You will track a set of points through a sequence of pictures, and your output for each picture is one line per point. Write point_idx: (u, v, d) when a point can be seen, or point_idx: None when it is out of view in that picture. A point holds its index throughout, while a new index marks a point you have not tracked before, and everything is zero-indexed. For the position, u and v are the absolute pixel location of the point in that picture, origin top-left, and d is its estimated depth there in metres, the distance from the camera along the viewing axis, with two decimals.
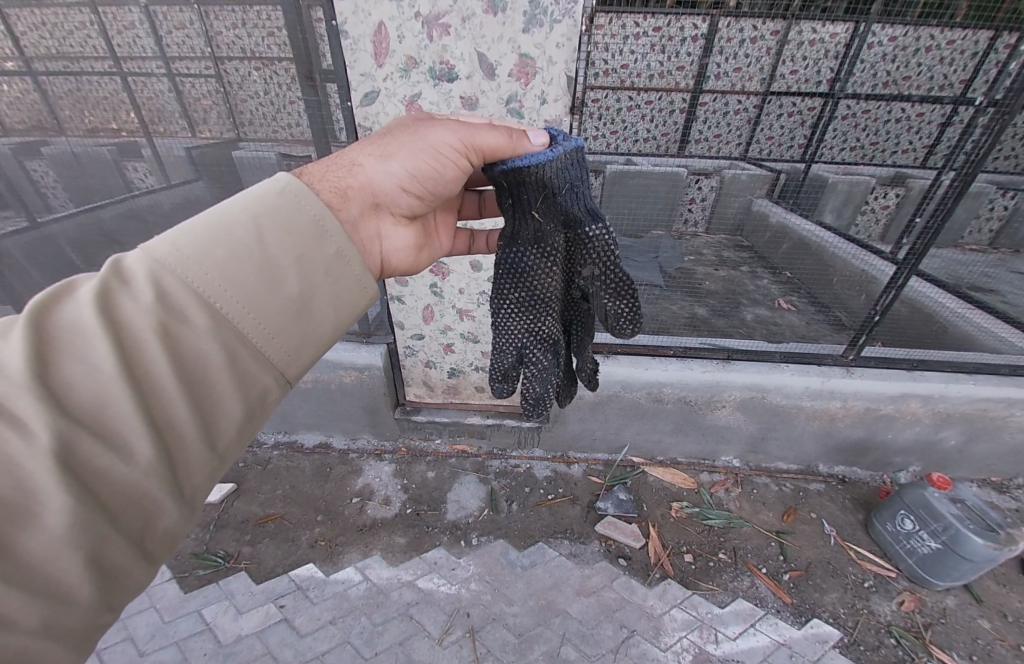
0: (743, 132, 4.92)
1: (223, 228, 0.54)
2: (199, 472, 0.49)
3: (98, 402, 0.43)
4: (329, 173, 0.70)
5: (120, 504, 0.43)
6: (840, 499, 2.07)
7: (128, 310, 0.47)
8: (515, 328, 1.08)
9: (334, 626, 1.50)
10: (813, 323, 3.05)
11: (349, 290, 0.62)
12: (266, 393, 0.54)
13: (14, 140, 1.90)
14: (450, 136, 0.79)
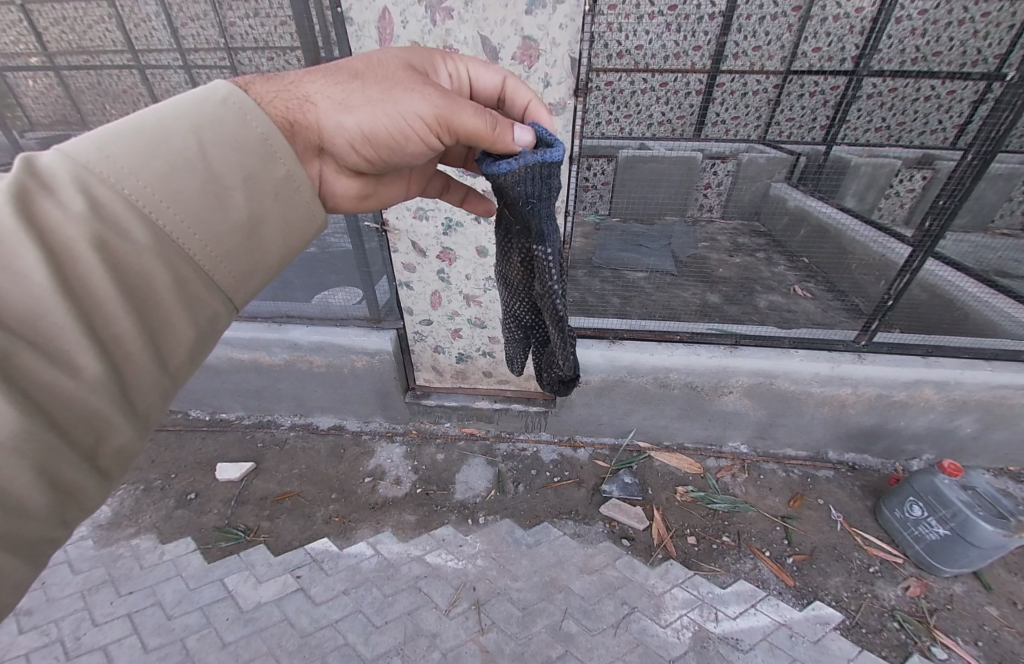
0: (762, 113, 4.77)
1: (162, 142, 0.52)
2: (148, 389, 0.51)
3: (34, 314, 0.41)
4: (280, 101, 0.67)
5: (70, 416, 0.44)
6: (850, 486, 2.06)
7: (55, 219, 0.45)
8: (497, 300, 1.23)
9: (346, 596, 1.58)
10: (829, 309, 2.99)
11: (298, 220, 0.63)
12: (213, 317, 0.56)
13: (41, 134, 1.90)
14: (423, 106, 0.75)
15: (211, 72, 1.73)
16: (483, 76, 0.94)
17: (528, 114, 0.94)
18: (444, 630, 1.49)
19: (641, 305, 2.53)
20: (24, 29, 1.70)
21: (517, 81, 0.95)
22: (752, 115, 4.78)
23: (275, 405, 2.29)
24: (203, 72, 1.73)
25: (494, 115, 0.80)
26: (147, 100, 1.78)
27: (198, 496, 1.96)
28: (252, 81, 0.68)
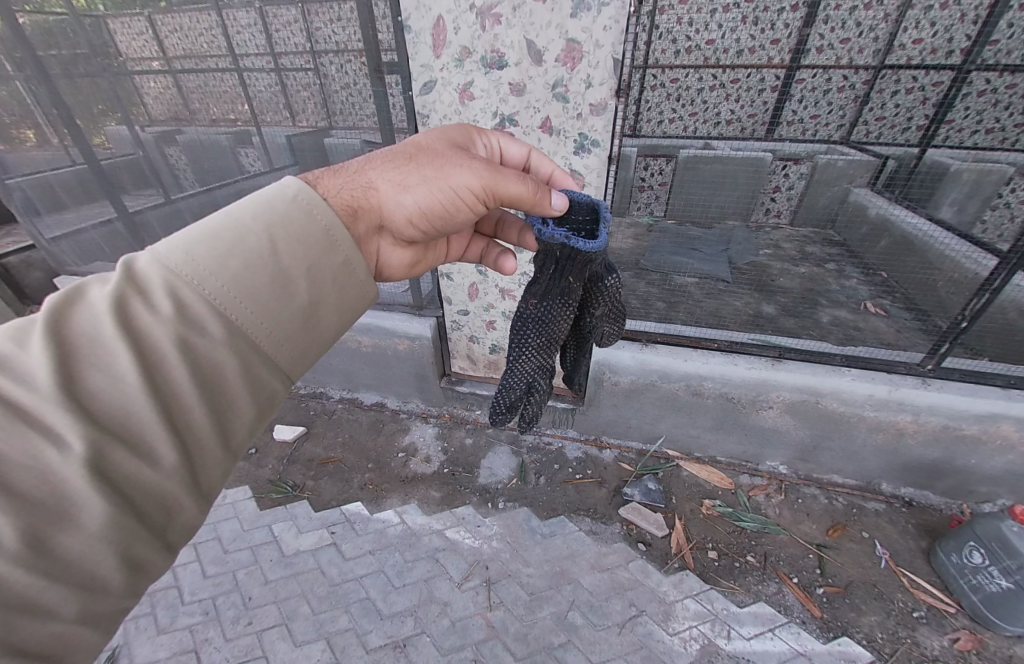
0: (847, 111, 4.37)
1: (238, 241, 0.59)
2: (212, 468, 0.54)
3: (124, 411, 0.48)
4: (347, 190, 0.76)
5: (147, 501, 0.48)
6: (902, 522, 1.89)
7: (147, 323, 0.52)
8: (528, 369, 1.21)
9: (372, 556, 1.74)
10: (905, 330, 2.71)
11: (352, 296, 0.68)
12: (273, 395, 0.60)
13: (156, 130, 2.20)
14: (472, 178, 0.86)
15: (297, 74, 1.84)
16: (511, 147, 1.05)
17: (554, 180, 1.10)
18: (455, 600, 1.59)
19: (685, 312, 2.46)
20: (149, 38, 1.93)
21: (539, 153, 1.09)
22: (834, 114, 4.42)
23: (326, 379, 2.52)
24: (290, 75, 1.85)
25: (534, 180, 0.93)
26: (243, 99, 2.00)
27: (257, 452, 2.22)
28: (322, 174, 0.77)
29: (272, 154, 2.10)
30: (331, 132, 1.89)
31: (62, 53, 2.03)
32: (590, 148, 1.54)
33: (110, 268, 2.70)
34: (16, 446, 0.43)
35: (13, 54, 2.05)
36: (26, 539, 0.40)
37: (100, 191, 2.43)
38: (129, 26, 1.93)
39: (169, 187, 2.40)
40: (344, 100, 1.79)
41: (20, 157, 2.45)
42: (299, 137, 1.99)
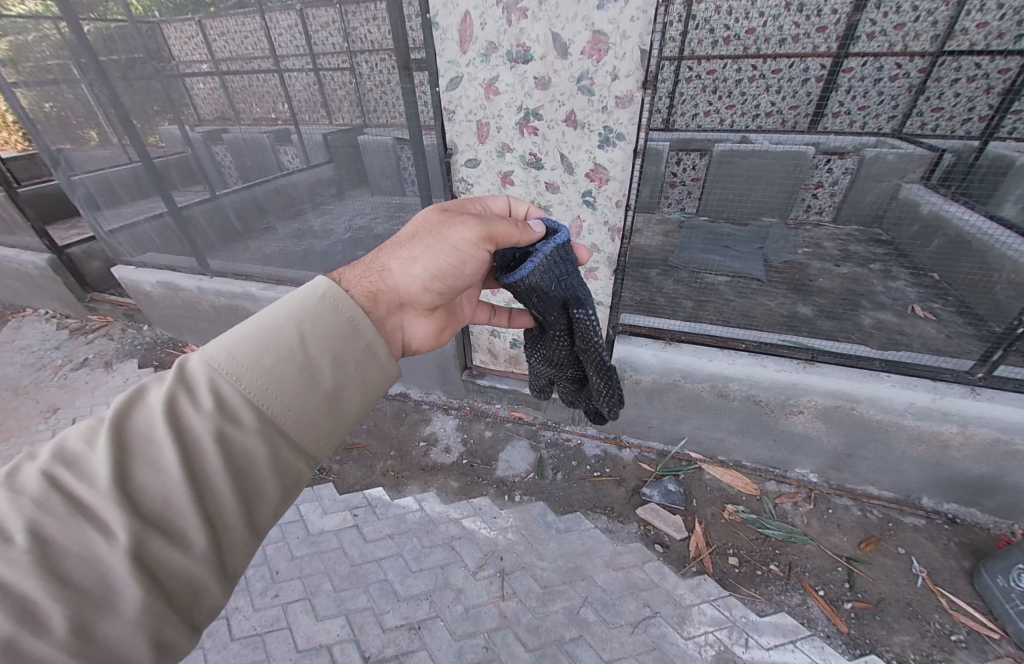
0: (900, 102, 4.11)
1: (270, 335, 0.63)
2: (240, 553, 0.54)
3: (166, 502, 0.51)
4: (365, 278, 0.81)
5: (180, 587, 0.49)
6: (943, 540, 1.77)
7: (189, 418, 0.56)
8: (539, 365, 1.30)
9: (391, 540, 1.79)
10: (957, 336, 2.53)
11: (373, 377, 0.70)
12: (298, 478, 0.61)
13: (204, 129, 2.31)
14: (468, 232, 0.91)
15: (336, 75, 1.82)
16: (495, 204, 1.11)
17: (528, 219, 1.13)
18: (469, 587, 1.63)
19: (713, 312, 2.40)
20: (200, 41, 2.03)
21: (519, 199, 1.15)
22: (885, 104, 4.17)
23: None
24: (330, 75, 1.84)
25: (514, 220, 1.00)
26: (283, 99, 2.04)
27: None
28: (342, 268, 0.83)
29: (309, 151, 2.14)
30: (365, 129, 1.87)
31: (119, 58, 2.18)
32: (615, 142, 1.52)
33: (159, 258, 2.88)
34: (73, 538, 0.46)
35: (78, 59, 2.22)
36: (72, 625, 0.42)
37: (151, 186, 2.60)
38: (181, 31, 2.04)
39: (215, 185, 2.53)
40: (380, 98, 1.75)
41: (84, 155, 2.65)
42: (336, 135, 1.96)
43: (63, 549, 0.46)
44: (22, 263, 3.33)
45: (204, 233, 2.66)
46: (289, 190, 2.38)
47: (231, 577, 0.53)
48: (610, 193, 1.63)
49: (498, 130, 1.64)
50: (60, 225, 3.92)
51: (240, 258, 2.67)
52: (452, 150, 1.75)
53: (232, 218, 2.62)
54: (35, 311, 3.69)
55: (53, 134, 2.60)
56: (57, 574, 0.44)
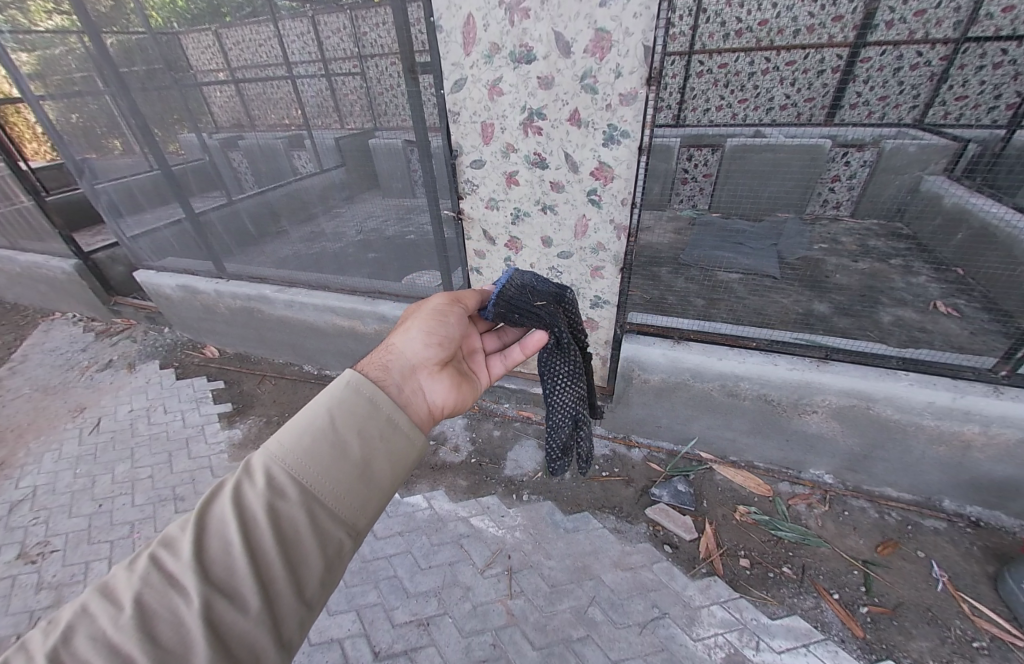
0: (921, 91, 3.99)
1: (306, 416, 0.66)
2: (295, 622, 0.55)
3: (231, 573, 0.53)
4: (375, 357, 0.86)
5: (243, 651, 0.50)
6: (965, 543, 1.71)
7: (247, 495, 0.59)
8: (565, 401, 1.13)
9: (401, 537, 1.82)
10: (983, 333, 2.44)
11: (401, 444, 0.69)
12: (341, 549, 0.60)
13: (221, 135, 2.37)
14: (439, 297, 1.00)
15: (346, 79, 1.84)
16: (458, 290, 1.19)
17: None
18: (477, 585, 1.64)
19: (725, 310, 2.36)
20: (216, 51, 2.07)
21: None
22: (906, 94, 4.05)
23: None
24: (341, 79, 1.86)
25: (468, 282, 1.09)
26: (296, 104, 2.05)
27: None
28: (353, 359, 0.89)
29: (322, 156, 2.19)
30: (376, 133, 1.90)
31: (138, 69, 2.26)
32: (620, 139, 1.51)
33: (179, 262, 2.96)
34: (162, 603, 0.50)
35: (101, 71, 2.30)
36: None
37: (171, 192, 2.69)
38: (199, 41, 2.08)
39: (231, 189, 2.68)
40: (389, 101, 1.76)
41: (109, 164, 2.76)
42: (347, 138, 2.01)
43: (153, 612, 0.49)
44: (51, 268, 3.47)
45: (220, 237, 2.74)
46: (305, 194, 2.43)
47: (286, 650, 0.53)
48: (616, 191, 1.62)
49: (503, 130, 1.64)
50: (86, 231, 4.08)
51: (256, 261, 2.73)
52: (457, 152, 1.76)
53: (247, 223, 2.69)
54: (63, 314, 3.85)
55: (79, 145, 2.69)
56: (148, 635, 0.48)
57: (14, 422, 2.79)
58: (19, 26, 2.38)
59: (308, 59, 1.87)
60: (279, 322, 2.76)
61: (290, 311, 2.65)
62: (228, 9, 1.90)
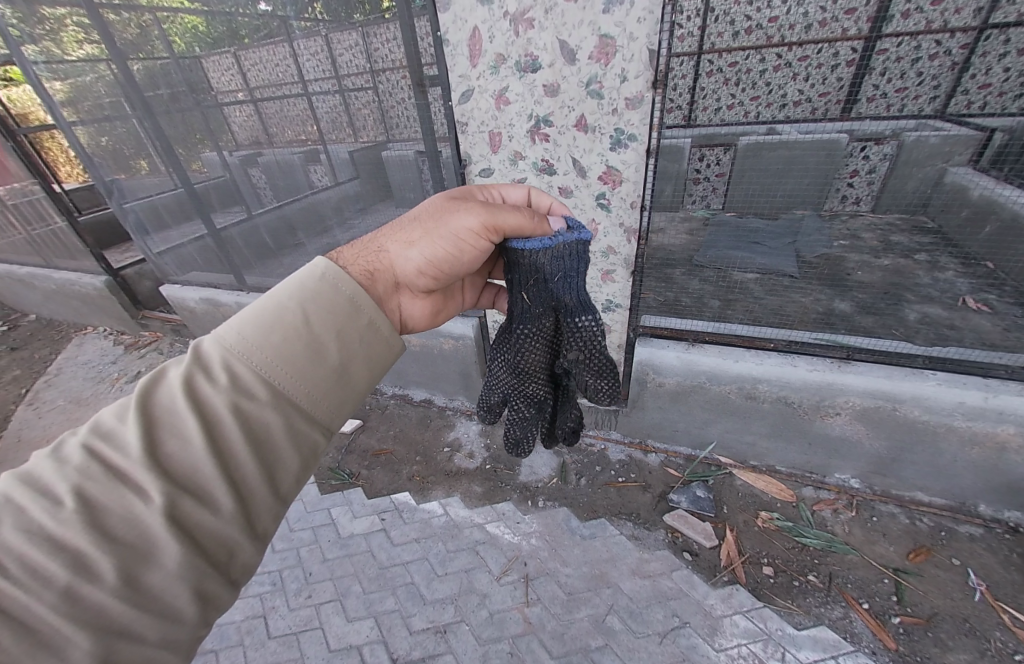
0: (942, 81, 3.89)
1: (277, 316, 0.66)
2: (266, 515, 0.58)
3: (194, 472, 0.54)
4: (362, 259, 0.86)
5: (214, 545, 0.52)
6: (1004, 551, 1.63)
7: (209, 396, 0.59)
8: (502, 376, 1.27)
9: (418, 543, 1.83)
10: (1015, 328, 2.33)
11: (379, 351, 0.74)
12: (314, 447, 0.64)
13: (241, 153, 2.44)
14: (470, 220, 0.91)
15: (359, 93, 1.88)
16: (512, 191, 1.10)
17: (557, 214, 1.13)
18: (493, 592, 1.63)
19: (742, 310, 2.32)
20: (235, 72, 2.16)
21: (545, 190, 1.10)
22: (926, 85, 3.94)
23: None
24: (354, 94, 1.90)
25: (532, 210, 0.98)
26: (311, 120, 2.10)
27: None
28: (342, 249, 0.88)
29: (337, 169, 2.24)
30: (389, 145, 1.93)
31: (162, 92, 2.36)
32: (627, 143, 1.51)
33: (203, 276, 3.06)
34: (115, 501, 0.50)
35: (128, 96, 2.41)
36: (121, 574, 0.47)
37: (193, 210, 2.78)
38: (219, 64, 2.17)
39: (251, 204, 2.69)
40: (401, 114, 1.79)
41: (135, 184, 2.87)
42: (361, 151, 2.05)
43: (107, 510, 0.50)
44: (83, 285, 3.63)
45: (240, 252, 2.82)
46: (318, 208, 2.49)
47: (261, 537, 0.57)
48: (624, 194, 1.62)
49: (510, 138, 1.66)
50: (116, 249, 4.25)
51: (273, 273, 2.80)
52: (466, 161, 1.78)
53: (266, 237, 2.76)
54: (95, 328, 4.01)
55: (108, 167, 2.82)
56: (101, 531, 0.48)
57: (49, 433, 2.92)
58: (53, 56, 2.50)
59: (322, 76, 1.92)
60: None
61: None
62: (247, 32, 1.96)
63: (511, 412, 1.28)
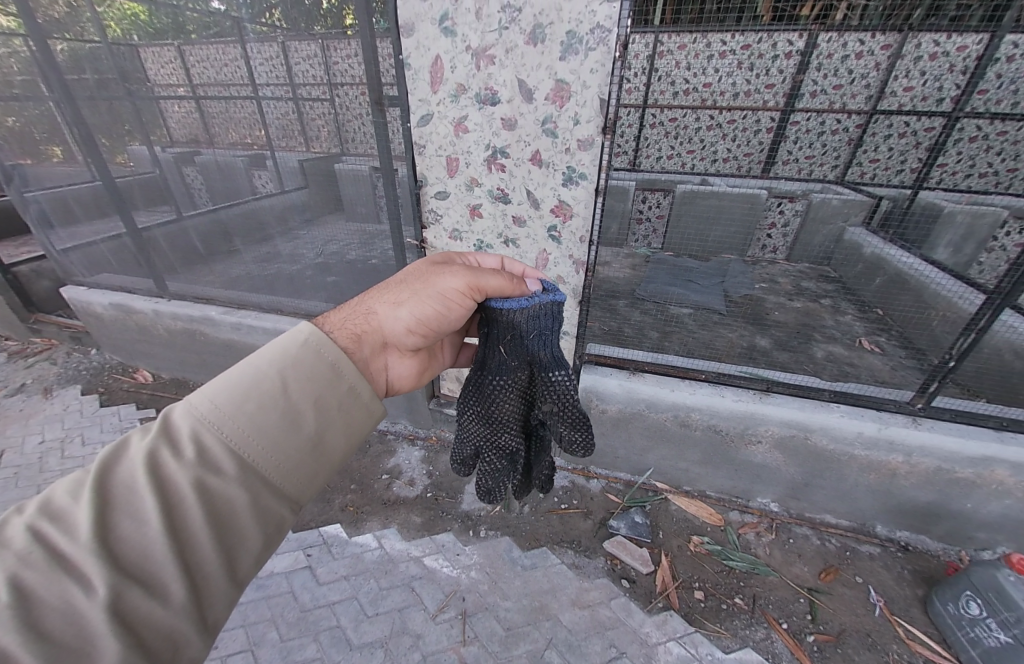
0: (841, 153, 4.54)
1: (253, 383, 0.62)
2: (221, 602, 0.53)
3: (147, 557, 0.49)
4: (349, 322, 0.82)
5: (159, 640, 0.47)
6: (897, 567, 1.82)
7: (172, 472, 0.54)
8: (474, 428, 1.24)
9: (346, 582, 1.70)
10: (900, 368, 2.68)
11: (359, 419, 0.69)
12: (280, 525, 0.59)
13: (175, 150, 2.27)
14: (456, 281, 0.91)
15: (314, 104, 1.83)
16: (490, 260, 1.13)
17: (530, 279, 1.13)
18: (428, 632, 1.54)
19: (679, 342, 2.47)
20: (177, 66, 2.02)
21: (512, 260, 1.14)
22: (829, 155, 4.58)
23: None
24: (308, 103, 1.84)
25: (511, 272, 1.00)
26: (258, 124, 2.02)
27: None
28: (328, 311, 0.84)
29: (283, 178, 2.12)
30: (342, 157, 1.88)
31: (87, 77, 2.15)
32: (578, 180, 1.59)
33: (115, 279, 2.75)
34: (52, 590, 0.45)
35: (45, 76, 2.17)
36: None
37: (110, 206, 2.51)
38: (158, 55, 2.03)
39: (181, 205, 2.52)
40: (357, 129, 1.76)
41: (43, 172, 2.57)
42: (312, 160, 1.98)
43: (43, 601, 0.44)
44: None
45: (163, 255, 2.58)
46: (260, 215, 2.32)
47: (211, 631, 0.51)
48: (574, 229, 1.69)
49: (467, 165, 1.69)
50: (8, 242, 3.72)
51: (201, 281, 2.59)
52: (422, 182, 1.78)
53: (196, 242, 2.57)
54: None
55: (9, 150, 2.50)
56: (32, 627, 0.43)
57: None
58: None
59: (275, 81, 1.85)
60: (224, 345, 2.59)
61: (238, 335, 2.52)
62: (194, 27, 1.86)
63: (485, 460, 1.25)
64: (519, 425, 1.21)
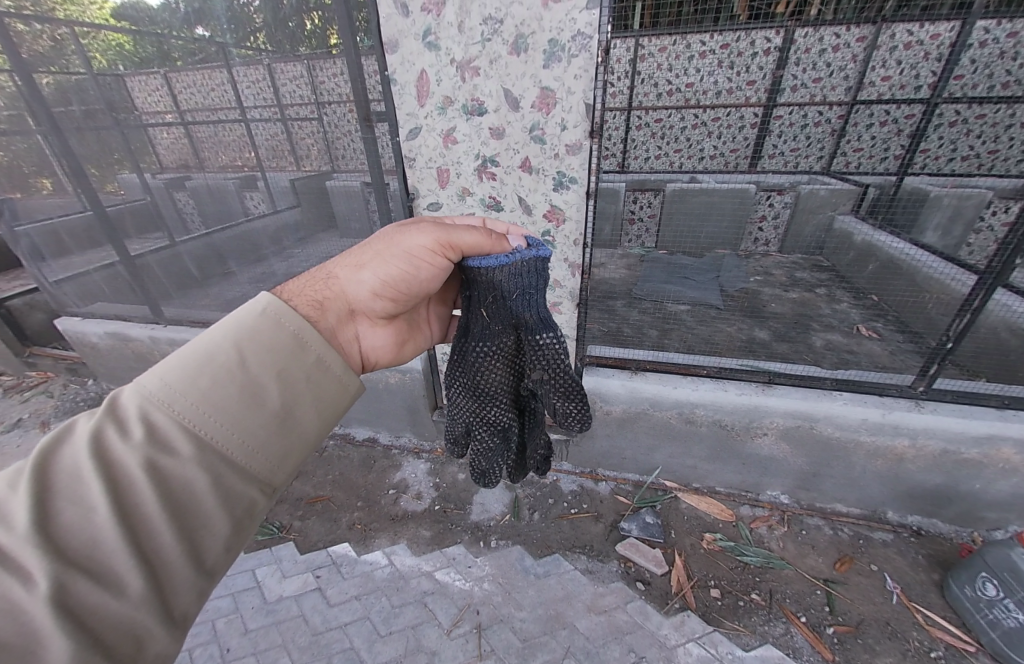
0: (826, 144, 4.60)
1: (206, 357, 0.58)
2: (186, 591, 0.50)
3: (95, 546, 0.45)
4: (310, 288, 0.79)
5: (115, 635, 0.44)
6: (911, 553, 1.81)
7: (120, 454, 0.50)
8: (463, 405, 1.24)
9: (357, 601, 1.67)
10: (899, 353, 2.69)
11: (329, 392, 0.66)
12: (250, 508, 0.56)
13: (169, 176, 2.39)
14: (424, 238, 0.90)
15: (303, 123, 1.87)
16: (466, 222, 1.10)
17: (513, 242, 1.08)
18: (443, 648, 1.52)
19: (679, 339, 2.48)
20: (164, 93, 2.03)
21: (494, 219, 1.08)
22: (814, 146, 4.64)
23: None
24: (297, 124, 1.89)
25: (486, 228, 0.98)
26: (249, 146, 2.07)
27: None
28: (288, 280, 0.81)
29: (275, 197, 2.25)
30: (333, 175, 1.90)
31: (74, 109, 2.14)
32: (568, 185, 1.60)
33: (109, 307, 2.72)
34: None
35: (31, 111, 2.14)
36: None
37: (102, 235, 2.50)
38: (145, 84, 2.04)
39: (174, 231, 2.59)
40: (347, 146, 1.78)
41: (35, 205, 2.57)
42: (303, 180, 2.05)
43: None
44: None
45: (157, 282, 2.55)
46: (254, 235, 2.44)
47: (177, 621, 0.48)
48: (568, 232, 1.70)
49: (457, 175, 1.69)
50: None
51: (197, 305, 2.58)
52: (414, 195, 1.78)
53: (189, 266, 2.61)
54: None
55: None
56: None
57: None
58: None
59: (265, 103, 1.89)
60: None
61: None
62: (180, 54, 1.82)
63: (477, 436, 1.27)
64: (508, 399, 1.19)
